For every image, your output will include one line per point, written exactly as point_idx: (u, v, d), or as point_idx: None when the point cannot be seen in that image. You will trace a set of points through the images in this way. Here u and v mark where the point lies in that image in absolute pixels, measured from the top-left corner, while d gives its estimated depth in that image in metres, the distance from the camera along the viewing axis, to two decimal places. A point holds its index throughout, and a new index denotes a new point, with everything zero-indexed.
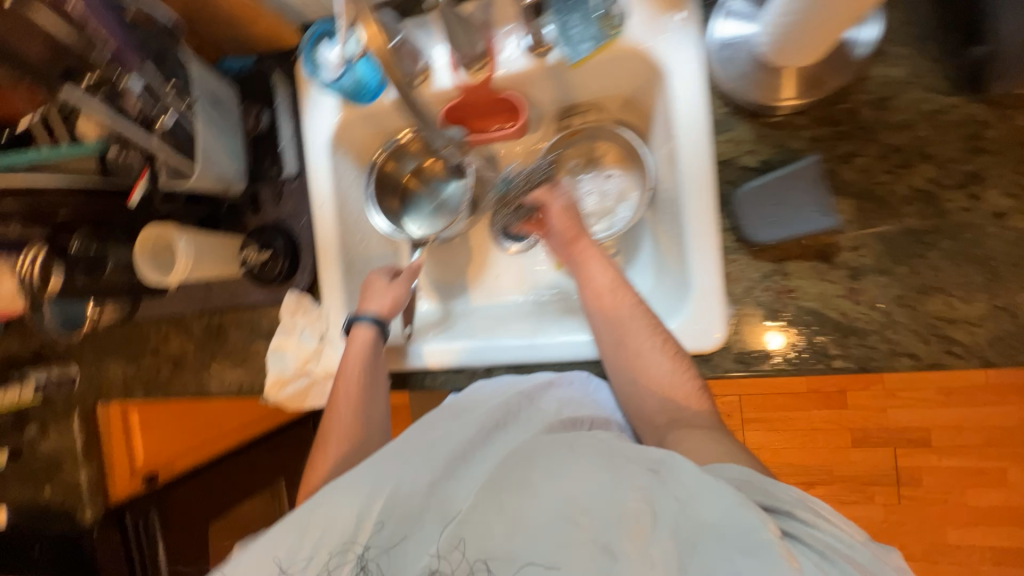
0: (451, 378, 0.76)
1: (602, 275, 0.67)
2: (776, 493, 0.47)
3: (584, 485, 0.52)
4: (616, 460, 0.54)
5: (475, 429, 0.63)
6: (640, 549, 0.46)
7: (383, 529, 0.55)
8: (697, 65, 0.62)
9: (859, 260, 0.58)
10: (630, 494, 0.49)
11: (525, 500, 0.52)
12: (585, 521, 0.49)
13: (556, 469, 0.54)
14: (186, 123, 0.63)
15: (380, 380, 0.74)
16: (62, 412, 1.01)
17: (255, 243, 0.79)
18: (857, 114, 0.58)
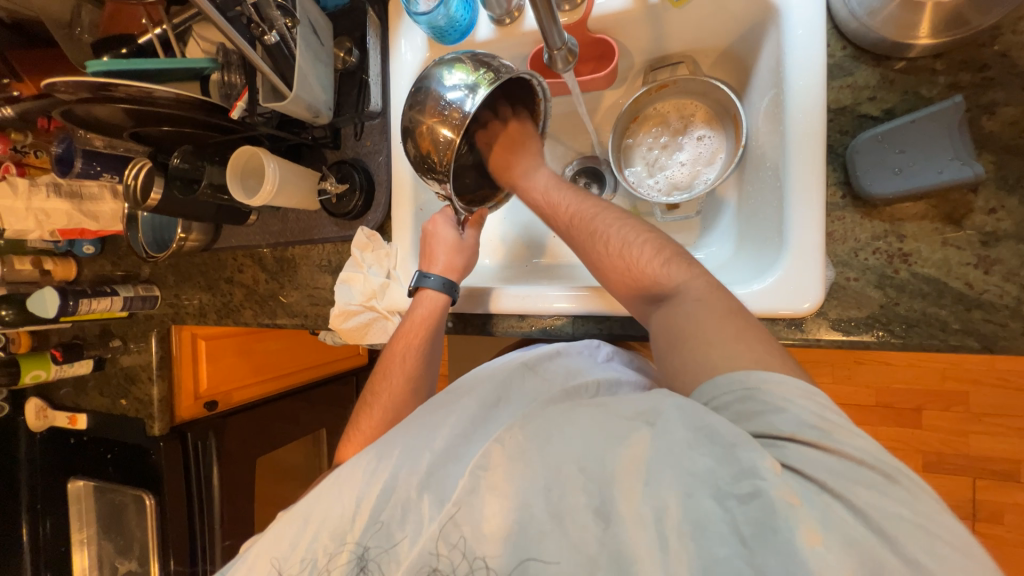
0: (514, 327, 0.75)
1: (607, 243, 0.61)
2: (784, 422, 0.41)
3: (574, 444, 0.47)
4: (605, 414, 0.48)
5: (471, 408, 0.60)
6: (634, 507, 0.42)
7: (377, 524, 0.53)
8: (821, 2, 0.57)
9: (995, 224, 0.52)
10: (622, 448, 0.45)
11: (515, 465, 0.49)
12: (576, 482, 0.46)
13: (545, 434, 0.50)
14: (287, 45, 0.64)
15: (427, 360, 0.76)
16: (142, 331, 1.08)
17: (334, 175, 0.81)
18: (1009, 58, 0.52)
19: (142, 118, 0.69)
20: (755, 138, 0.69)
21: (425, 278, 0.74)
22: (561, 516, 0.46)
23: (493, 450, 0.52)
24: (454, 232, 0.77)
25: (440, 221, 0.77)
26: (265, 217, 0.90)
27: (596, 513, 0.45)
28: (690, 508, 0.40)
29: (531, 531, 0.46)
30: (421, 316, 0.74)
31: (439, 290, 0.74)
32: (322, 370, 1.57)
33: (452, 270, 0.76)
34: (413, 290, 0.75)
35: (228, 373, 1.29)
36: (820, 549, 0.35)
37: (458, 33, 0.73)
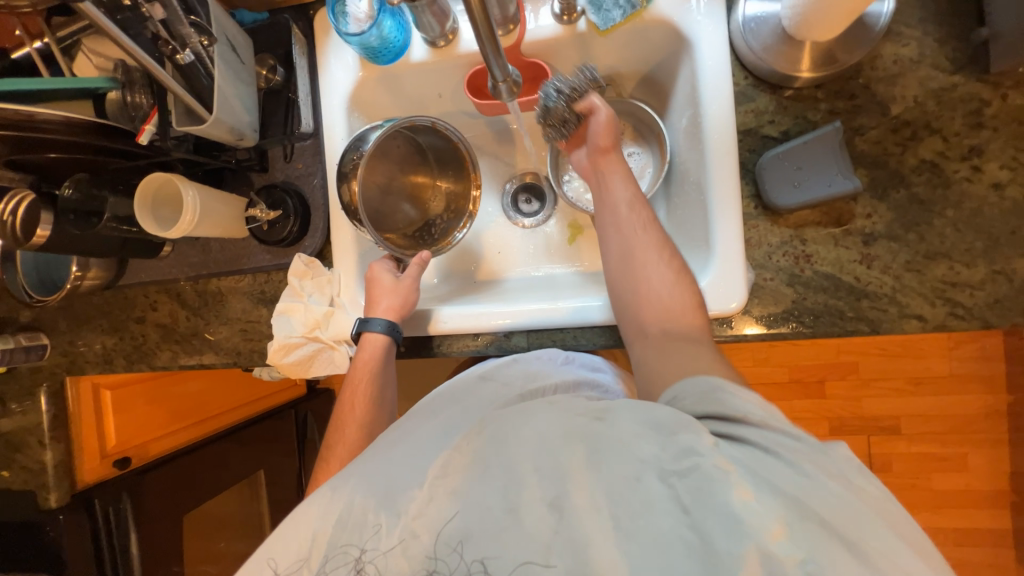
0: (468, 345, 0.75)
1: (623, 187, 0.68)
2: (730, 403, 0.48)
3: (530, 444, 0.48)
4: (560, 416, 0.50)
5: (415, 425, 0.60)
6: (586, 496, 0.44)
7: (337, 552, 0.49)
8: (723, 36, 0.64)
9: (872, 226, 0.62)
10: (577, 443, 0.47)
11: (471, 470, 0.49)
12: (532, 480, 0.46)
13: (502, 437, 0.50)
14: (203, 64, 0.59)
15: (384, 397, 0.73)
16: (27, 387, 0.93)
17: (264, 201, 0.75)
18: (870, 89, 0.62)
19: (21, 145, 0.60)
20: (677, 155, 0.76)
21: (367, 322, 0.72)
22: (518, 513, 0.45)
23: (452, 459, 0.51)
24: (393, 276, 0.75)
25: (379, 265, 0.76)
26: (181, 247, 0.81)
27: (551, 506, 0.45)
28: (643, 491, 0.42)
29: (491, 533, 0.45)
30: (367, 357, 0.72)
31: (383, 334, 0.72)
32: (256, 407, 1.45)
33: (392, 310, 0.73)
34: (355, 335, 0.73)
35: (141, 424, 1.14)
36: (751, 502, 0.39)
37: (391, 55, 0.72)
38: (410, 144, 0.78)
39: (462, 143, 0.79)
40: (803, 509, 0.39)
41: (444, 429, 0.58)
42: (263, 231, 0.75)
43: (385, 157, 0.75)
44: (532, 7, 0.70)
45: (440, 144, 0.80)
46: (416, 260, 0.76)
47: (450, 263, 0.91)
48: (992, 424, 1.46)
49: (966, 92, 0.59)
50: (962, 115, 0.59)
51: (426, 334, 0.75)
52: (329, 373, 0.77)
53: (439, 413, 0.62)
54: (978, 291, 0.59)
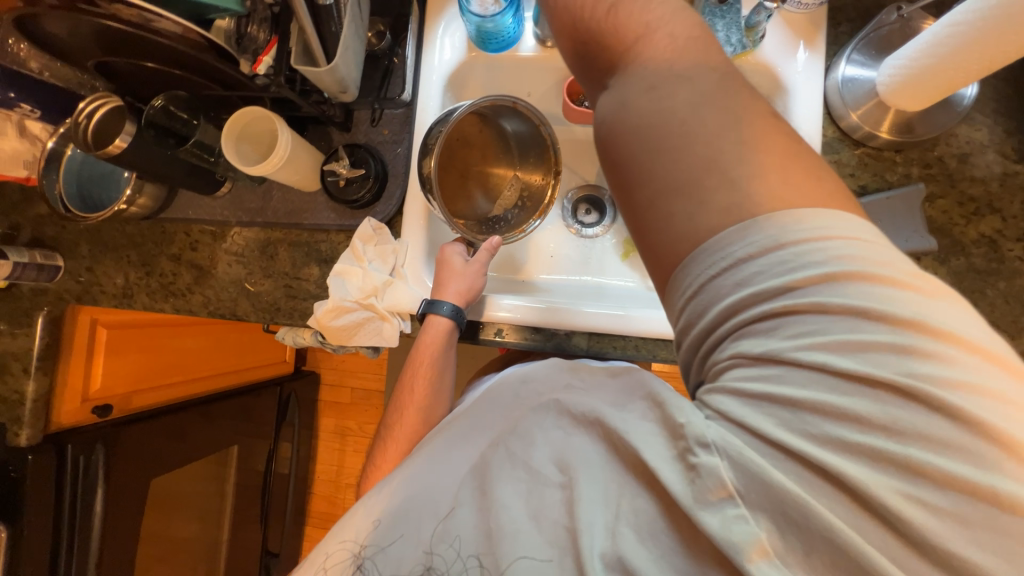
0: (522, 338, 0.76)
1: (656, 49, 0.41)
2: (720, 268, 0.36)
3: (552, 439, 0.46)
4: (586, 411, 0.46)
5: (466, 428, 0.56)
6: (604, 504, 0.40)
7: (381, 526, 0.49)
8: (819, 91, 0.70)
9: None
10: (594, 443, 0.43)
11: (494, 467, 0.47)
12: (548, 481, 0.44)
13: (535, 425, 0.48)
14: (337, 11, 0.59)
15: (446, 382, 0.73)
16: (25, 309, 0.85)
17: (345, 158, 0.74)
18: (944, 162, 0.67)
19: (121, 45, 0.57)
20: None
21: (434, 305, 0.70)
22: (540, 515, 0.43)
23: (491, 451, 0.50)
24: (463, 258, 0.75)
25: (451, 248, 0.75)
26: (240, 191, 0.78)
27: (569, 505, 0.42)
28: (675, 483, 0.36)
29: (507, 527, 0.43)
30: (432, 340, 0.71)
31: (449, 315, 0.71)
32: (240, 377, 1.38)
33: (461, 296, 0.71)
34: (420, 316, 0.72)
35: (129, 372, 1.06)
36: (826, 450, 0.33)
37: (501, 46, 0.74)
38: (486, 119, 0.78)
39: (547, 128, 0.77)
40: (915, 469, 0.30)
41: (481, 420, 0.56)
42: (337, 188, 0.74)
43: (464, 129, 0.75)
44: None
45: (525, 130, 0.80)
46: (488, 245, 0.75)
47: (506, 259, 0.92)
48: None
49: None
50: (1021, 200, 0.65)
51: (479, 317, 0.76)
52: (374, 345, 0.74)
53: (478, 408, 0.58)
54: None
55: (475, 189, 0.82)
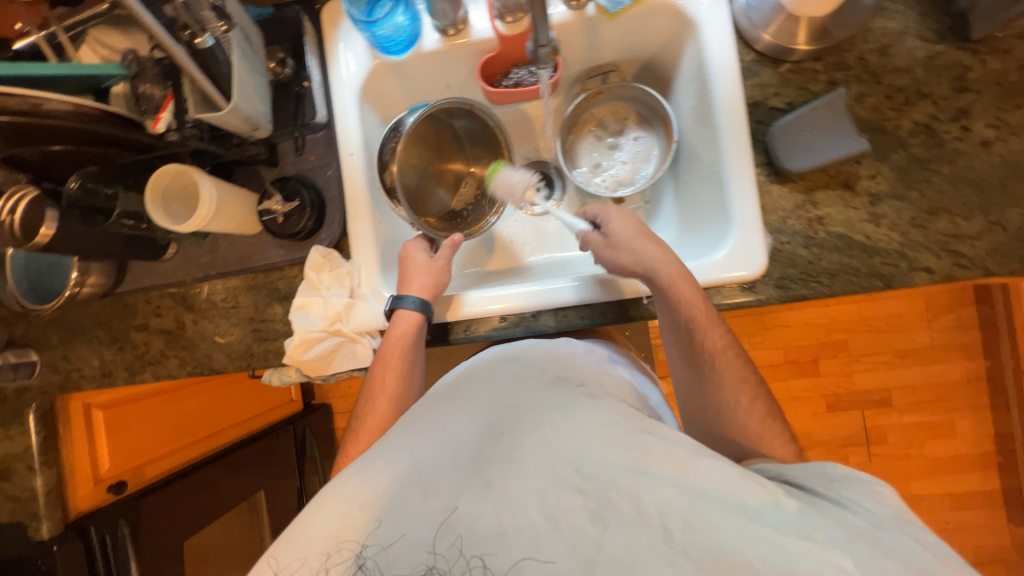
0: (493, 327, 0.75)
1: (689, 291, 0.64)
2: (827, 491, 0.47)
3: (575, 445, 0.49)
4: (602, 420, 0.51)
5: (451, 411, 0.57)
6: (635, 504, 0.45)
7: (383, 525, 0.49)
8: (726, 17, 0.68)
9: (877, 187, 0.65)
10: (624, 456, 0.47)
11: (510, 470, 0.49)
12: (572, 483, 0.47)
13: (546, 427, 0.51)
14: (221, 50, 0.57)
15: (416, 377, 0.73)
16: (14, 409, 0.87)
17: (278, 193, 0.73)
18: (865, 60, 0.66)
19: (19, 137, 0.55)
20: (685, 134, 0.79)
21: (400, 298, 0.71)
22: (558, 518, 0.45)
23: (493, 449, 0.51)
24: (426, 255, 0.76)
25: (413, 245, 0.76)
26: (187, 248, 0.78)
27: (593, 515, 0.45)
28: (741, 519, 0.43)
29: (523, 531, 0.45)
30: (401, 333, 0.72)
31: (415, 310, 0.72)
32: (249, 425, 1.39)
33: (426, 289, 0.72)
34: (387, 313, 0.73)
35: (136, 446, 1.08)
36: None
37: (402, 45, 0.73)
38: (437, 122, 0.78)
39: (498, 127, 0.81)
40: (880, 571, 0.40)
41: (473, 410, 0.57)
42: (277, 224, 0.73)
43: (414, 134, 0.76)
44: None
45: (476, 130, 0.82)
46: (449, 242, 0.76)
47: (471, 254, 0.92)
48: (973, 389, 1.55)
49: (950, 59, 0.65)
50: (949, 80, 0.64)
51: (456, 314, 0.75)
52: (350, 368, 0.75)
53: (464, 393, 0.60)
54: (977, 241, 0.63)
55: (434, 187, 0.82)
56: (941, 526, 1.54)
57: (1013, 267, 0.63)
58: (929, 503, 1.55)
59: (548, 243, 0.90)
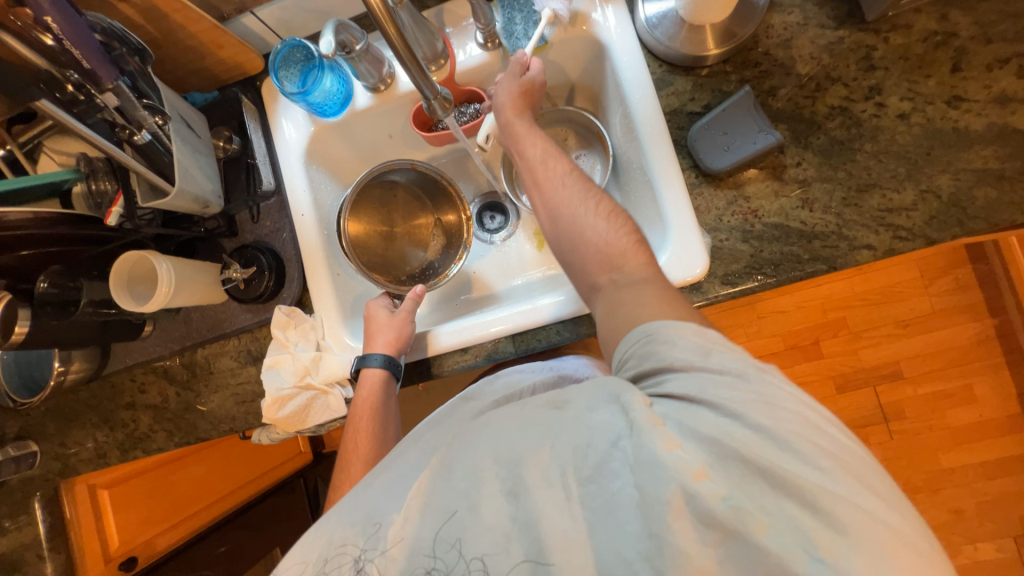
0: (458, 362, 0.77)
1: (534, 148, 0.66)
2: (660, 350, 0.45)
3: (501, 440, 0.46)
4: (524, 408, 0.48)
5: (409, 445, 0.57)
6: (542, 476, 0.42)
7: (377, 530, 0.48)
8: (632, 36, 0.72)
9: (804, 173, 0.66)
10: (535, 437, 0.44)
11: (442, 475, 0.47)
12: (490, 472, 0.44)
13: (478, 433, 0.48)
14: (161, 141, 0.63)
15: (389, 430, 0.74)
16: (21, 500, 0.90)
17: (239, 261, 0.78)
18: (771, 54, 0.68)
19: None
20: (620, 147, 0.81)
21: (365, 358, 0.72)
22: (479, 506, 0.43)
23: (440, 465, 0.49)
24: (387, 311, 0.77)
25: (376, 303, 0.78)
26: (163, 324, 0.82)
27: (510, 495, 0.43)
28: (599, 439, 0.41)
29: (471, 526, 0.43)
30: (367, 394, 0.73)
31: (381, 367, 0.73)
32: (261, 483, 1.39)
33: (393, 344, 0.74)
34: (354, 372, 0.74)
35: (144, 520, 1.11)
36: (708, 482, 0.36)
37: (336, 106, 0.78)
38: (389, 185, 0.83)
39: (446, 179, 0.84)
40: (770, 475, 0.36)
41: (426, 446, 0.54)
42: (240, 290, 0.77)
43: (371, 199, 0.82)
44: (458, 41, 0.77)
45: (421, 182, 0.85)
46: (413, 294, 0.79)
47: (439, 298, 0.92)
48: (985, 350, 1.49)
49: (852, 41, 0.67)
50: (855, 62, 0.66)
51: (426, 355, 0.77)
52: (326, 419, 0.77)
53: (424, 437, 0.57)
54: (913, 212, 0.63)
55: (403, 244, 0.85)
56: (979, 498, 1.46)
57: (955, 231, 0.62)
58: (962, 475, 1.48)
59: (510, 270, 0.91)
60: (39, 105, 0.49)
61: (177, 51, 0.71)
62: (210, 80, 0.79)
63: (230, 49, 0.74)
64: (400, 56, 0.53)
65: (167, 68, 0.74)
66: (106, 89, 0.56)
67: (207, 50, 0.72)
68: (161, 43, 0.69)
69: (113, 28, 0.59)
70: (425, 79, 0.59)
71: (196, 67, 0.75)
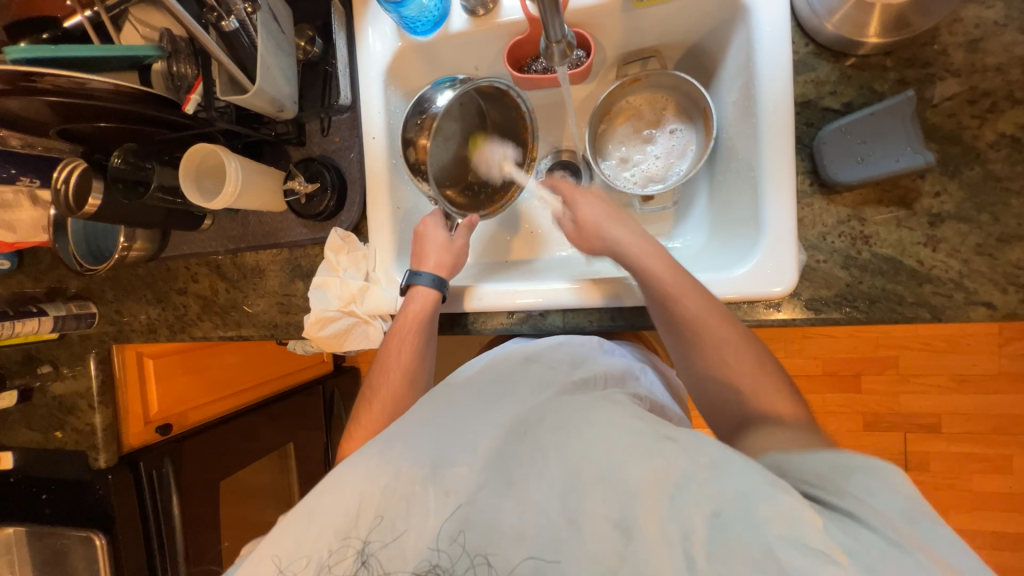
0: (502, 321, 0.75)
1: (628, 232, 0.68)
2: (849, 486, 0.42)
3: (593, 449, 0.48)
4: (632, 431, 0.49)
5: (477, 409, 0.58)
6: (658, 522, 0.43)
7: (382, 522, 0.51)
8: (784, 2, 0.61)
9: (940, 206, 0.58)
10: (649, 478, 0.45)
11: (536, 472, 0.49)
12: (596, 492, 0.46)
13: (565, 429, 0.51)
14: (246, 33, 0.59)
15: (428, 360, 0.74)
16: (77, 354, 0.97)
17: (302, 174, 0.75)
18: (947, 56, 0.57)
19: (72, 113, 0.61)
20: (726, 132, 0.72)
21: (416, 274, 0.72)
22: (578, 520, 0.46)
23: (516, 447, 0.52)
24: (444, 233, 0.75)
25: (431, 221, 0.75)
26: (221, 221, 0.82)
27: (617, 525, 0.45)
28: (680, 503, 0.43)
29: (561, 533, 0.46)
30: (416, 310, 0.72)
31: (430, 285, 0.72)
32: (285, 381, 1.47)
33: (442, 267, 0.73)
34: (404, 287, 0.73)
35: (181, 394, 1.20)
36: None
37: (428, 25, 0.71)
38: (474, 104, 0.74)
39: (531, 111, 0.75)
40: None
41: (498, 411, 0.57)
42: (300, 205, 0.76)
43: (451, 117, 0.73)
44: None
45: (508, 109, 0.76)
46: (467, 222, 0.74)
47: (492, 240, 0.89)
48: None
49: None
50: None
51: (465, 308, 0.74)
52: (362, 348, 0.77)
53: (501, 401, 0.59)
54: None
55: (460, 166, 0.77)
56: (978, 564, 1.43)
57: None
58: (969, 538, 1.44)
59: None
60: None
61: None
62: None
63: None
64: None
65: None
66: None
67: None
68: None
69: None
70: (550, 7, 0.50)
71: None
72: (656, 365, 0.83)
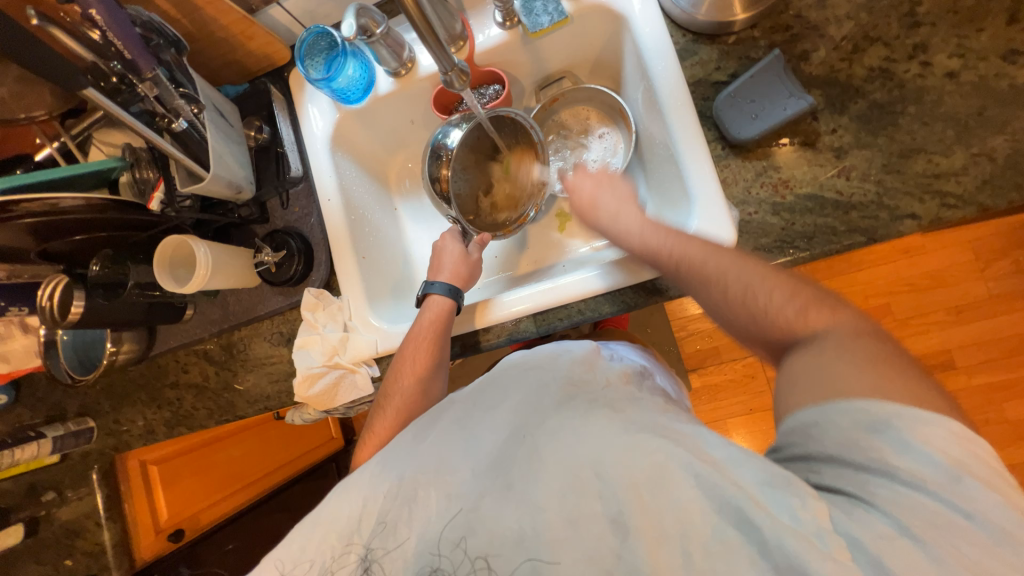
0: (505, 332, 0.77)
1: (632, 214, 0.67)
2: (868, 446, 0.41)
3: (590, 448, 0.48)
4: (632, 428, 0.48)
5: (482, 420, 0.57)
6: (656, 522, 0.43)
7: (381, 527, 0.52)
8: (654, 5, 0.70)
9: (840, 140, 0.63)
10: (647, 478, 0.45)
11: (534, 479, 0.49)
12: (594, 491, 0.46)
13: (563, 429, 0.51)
14: (197, 129, 0.66)
15: (438, 378, 0.73)
16: (78, 474, 0.97)
17: (270, 245, 0.81)
18: (803, 17, 0.65)
19: (49, 232, 0.66)
20: (642, 123, 0.79)
21: (430, 284, 0.75)
22: (579, 523, 0.46)
23: (511, 452, 0.52)
24: (460, 246, 0.79)
25: (449, 238, 0.80)
26: (203, 308, 0.86)
27: (615, 525, 0.45)
28: (675, 499, 0.43)
29: (556, 537, 0.46)
30: (431, 319, 0.74)
31: (445, 298, 0.75)
32: (295, 466, 1.43)
33: (459, 279, 0.77)
34: (422, 298, 0.76)
35: (189, 493, 1.20)
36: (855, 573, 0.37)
37: (358, 93, 0.80)
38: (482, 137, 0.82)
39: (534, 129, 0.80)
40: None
41: (499, 413, 0.57)
42: (271, 272, 0.80)
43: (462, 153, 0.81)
44: (478, 21, 0.77)
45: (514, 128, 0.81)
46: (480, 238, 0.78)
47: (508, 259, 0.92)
48: None
49: None
50: (897, 19, 0.62)
51: (469, 329, 0.77)
52: (354, 398, 0.78)
53: (500, 404, 0.58)
54: (963, 177, 0.59)
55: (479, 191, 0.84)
56: None
57: (1011, 197, 0.58)
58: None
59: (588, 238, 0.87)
60: (86, 95, 0.52)
61: (211, 44, 0.74)
62: (242, 73, 0.83)
63: (259, 39, 0.76)
64: (419, 25, 0.53)
65: (201, 62, 0.78)
66: (145, 78, 0.60)
67: (237, 42, 0.75)
68: (196, 36, 0.73)
69: (149, 22, 0.62)
70: (441, 48, 0.58)
71: (229, 59, 0.78)
72: (646, 356, 0.84)
